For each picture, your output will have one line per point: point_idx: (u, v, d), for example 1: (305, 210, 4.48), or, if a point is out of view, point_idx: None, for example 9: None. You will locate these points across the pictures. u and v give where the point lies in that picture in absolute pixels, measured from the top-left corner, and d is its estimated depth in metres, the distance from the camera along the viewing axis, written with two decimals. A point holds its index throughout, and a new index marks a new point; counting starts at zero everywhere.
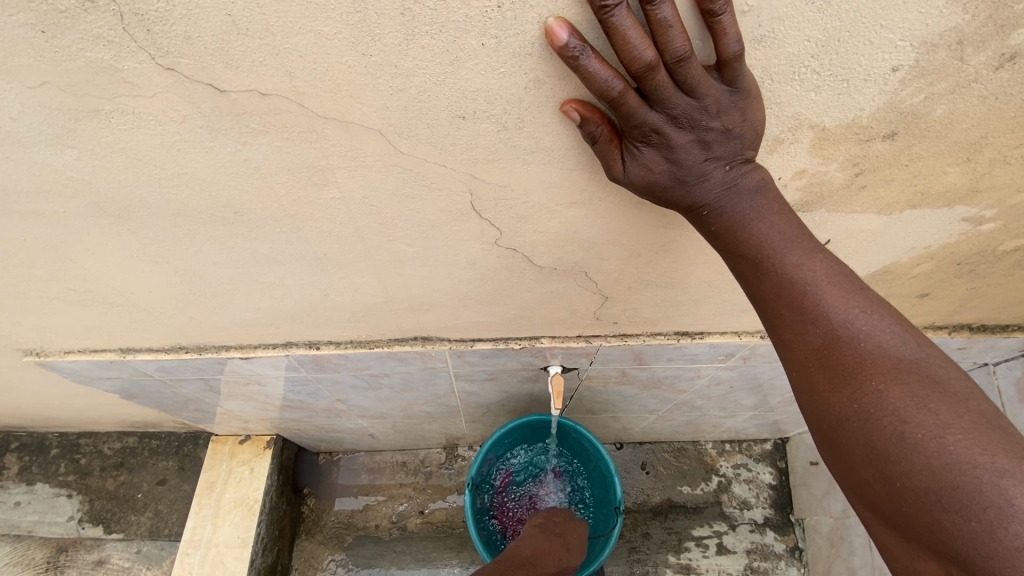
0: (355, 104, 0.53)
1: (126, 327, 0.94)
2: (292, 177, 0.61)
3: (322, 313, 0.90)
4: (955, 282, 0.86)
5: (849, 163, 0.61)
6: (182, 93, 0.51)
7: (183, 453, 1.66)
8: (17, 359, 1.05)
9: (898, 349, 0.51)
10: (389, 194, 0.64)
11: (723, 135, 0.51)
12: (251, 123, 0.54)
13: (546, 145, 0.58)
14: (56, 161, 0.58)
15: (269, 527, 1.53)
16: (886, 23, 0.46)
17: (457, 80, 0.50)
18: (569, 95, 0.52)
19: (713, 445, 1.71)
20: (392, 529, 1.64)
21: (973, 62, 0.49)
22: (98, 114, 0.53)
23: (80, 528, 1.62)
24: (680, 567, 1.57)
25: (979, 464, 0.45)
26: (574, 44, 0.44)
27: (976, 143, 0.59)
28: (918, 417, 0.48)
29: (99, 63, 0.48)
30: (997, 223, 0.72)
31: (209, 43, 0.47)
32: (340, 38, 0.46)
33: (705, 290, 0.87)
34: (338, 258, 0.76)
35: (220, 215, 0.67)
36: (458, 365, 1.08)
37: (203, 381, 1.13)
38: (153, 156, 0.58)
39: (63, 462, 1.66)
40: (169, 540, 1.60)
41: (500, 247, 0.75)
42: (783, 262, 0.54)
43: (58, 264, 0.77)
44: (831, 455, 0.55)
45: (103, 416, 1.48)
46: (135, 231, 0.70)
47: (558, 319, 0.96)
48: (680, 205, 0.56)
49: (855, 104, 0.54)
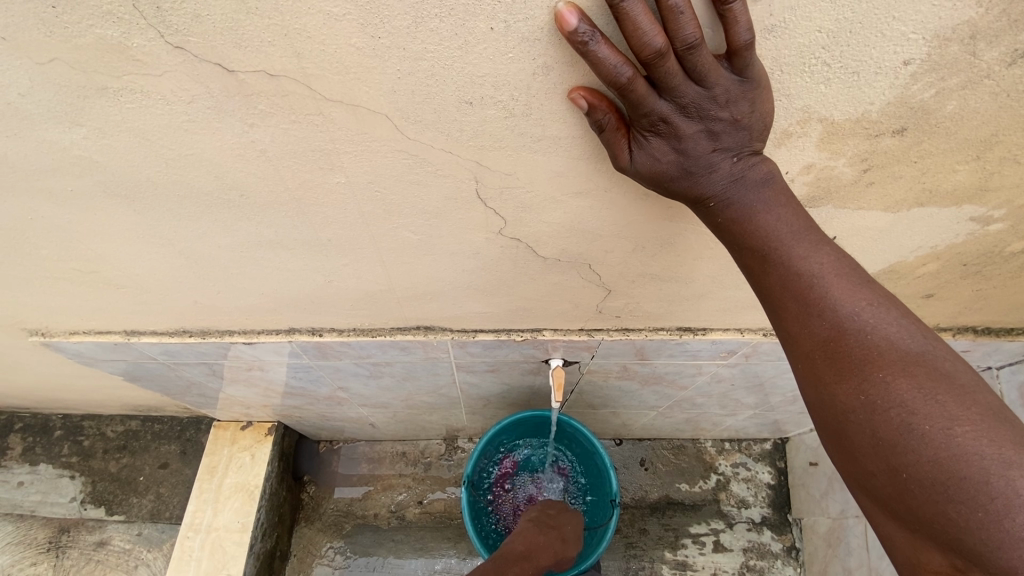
0: (363, 87, 0.53)
1: (131, 309, 0.95)
2: (299, 161, 0.61)
3: (326, 299, 0.91)
4: (961, 283, 0.86)
5: (857, 158, 0.61)
6: (190, 72, 0.51)
7: (186, 437, 1.67)
8: (21, 339, 1.06)
9: (904, 342, 0.51)
10: (394, 179, 0.64)
11: (731, 126, 0.50)
12: (259, 106, 0.55)
13: (552, 133, 0.58)
14: (64, 139, 0.59)
15: (269, 512, 1.54)
16: (898, 15, 0.46)
17: (465, 66, 0.50)
18: (577, 83, 0.51)
19: (713, 443, 1.71)
20: (391, 518, 1.65)
21: (985, 58, 0.49)
22: (106, 92, 0.53)
23: (82, 509, 1.63)
24: (676, 564, 1.57)
25: (986, 456, 0.45)
26: (584, 29, 0.44)
27: (986, 140, 0.58)
28: (925, 408, 0.48)
29: (108, 39, 0.48)
30: (1005, 223, 0.71)
31: (219, 23, 0.47)
32: (349, 21, 0.46)
33: (709, 285, 0.87)
34: (342, 244, 0.76)
35: (226, 198, 0.67)
36: (458, 356, 1.08)
37: (205, 365, 1.13)
38: (161, 136, 0.58)
39: (66, 444, 1.68)
40: (169, 523, 1.61)
41: (504, 236, 0.75)
42: (791, 254, 0.53)
43: (67, 246, 0.78)
44: (835, 447, 0.55)
45: (107, 399, 1.49)
46: (141, 212, 0.70)
47: (561, 312, 0.96)
48: (687, 196, 0.56)
49: (865, 99, 0.53)
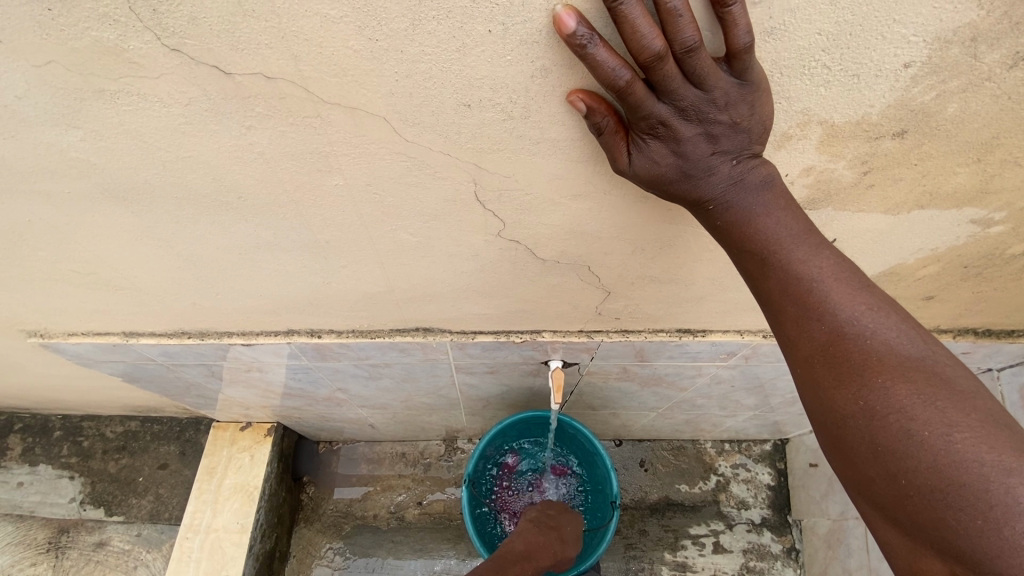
0: (361, 90, 0.52)
1: (130, 310, 0.94)
2: (297, 164, 0.61)
3: (325, 301, 0.91)
4: (962, 285, 0.85)
5: (858, 160, 0.60)
6: (187, 75, 0.51)
7: (185, 438, 1.67)
8: (20, 341, 1.05)
9: (904, 347, 0.51)
10: (393, 181, 0.64)
11: (730, 129, 0.50)
12: (256, 108, 0.54)
13: (551, 136, 0.57)
14: (61, 141, 0.58)
15: (269, 513, 1.54)
16: (899, 17, 0.46)
17: (463, 68, 0.50)
18: (575, 85, 0.51)
19: (713, 444, 1.70)
20: (390, 519, 1.65)
21: (986, 60, 0.49)
22: (103, 94, 0.53)
23: (81, 509, 1.63)
24: (676, 565, 1.57)
25: (986, 462, 0.44)
26: (583, 32, 0.44)
27: (987, 142, 0.58)
28: (925, 414, 0.47)
29: (105, 42, 0.47)
30: (1007, 225, 0.71)
31: (215, 25, 0.47)
32: (347, 23, 0.46)
33: (709, 287, 0.87)
34: (340, 246, 0.76)
35: (224, 200, 0.67)
36: (458, 357, 1.08)
37: (204, 367, 1.13)
38: (158, 139, 0.58)
39: (66, 444, 1.68)
40: (168, 524, 1.61)
41: (503, 238, 0.75)
42: (791, 258, 0.53)
43: (65, 248, 0.77)
44: (833, 452, 0.54)
45: (106, 400, 1.49)
46: (139, 214, 0.70)
47: (560, 313, 0.96)
48: (686, 199, 0.56)
49: (865, 101, 0.53)
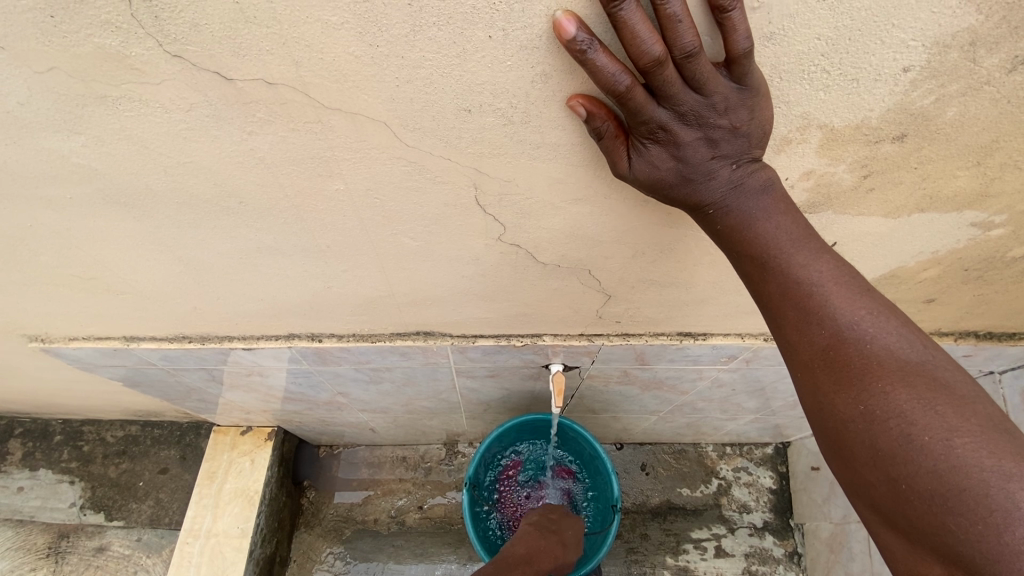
0: (362, 96, 0.53)
1: (131, 314, 0.94)
2: (299, 168, 0.61)
3: (325, 306, 0.91)
4: (963, 287, 0.85)
5: (858, 164, 0.60)
6: (188, 81, 0.51)
7: (185, 442, 1.67)
8: (21, 345, 1.05)
9: (904, 352, 0.51)
10: (393, 187, 0.64)
11: (730, 134, 0.50)
12: (258, 113, 0.54)
13: (551, 141, 0.58)
14: (63, 147, 0.59)
15: (269, 517, 1.54)
16: (897, 22, 0.46)
17: (463, 73, 0.50)
18: (575, 90, 0.51)
19: (714, 447, 1.70)
20: (391, 523, 1.65)
21: (985, 64, 0.49)
22: (104, 100, 0.53)
23: (81, 514, 1.63)
24: (678, 569, 1.56)
25: (986, 467, 0.44)
26: (582, 38, 0.44)
27: (986, 146, 0.58)
28: (925, 419, 0.47)
29: (108, 48, 0.48)
30: (1007, 228, 0.71)
31: (217, 31, 0.47)
32: (347, 29, 0.46)
33: (710, 290, 0.86)
34: (340, 250, 0.76)
35: (225, 206, 0.67)
36: (458, 361, 1.08)
37: (205, 371, 1.13)
38: (160, 144, 0.58)
39: (66, 449, 1.67)
40: (168, 529, 1.61)
41: (504, 243, 0.75)
42: (790, 262, 0.53)
43: (65, 252, 0.78)
44: (833, 456, 0.54)
45: (107, 404, 1.49)
46: (140, 219, 0.70)
47: (561, 317, 0.96)
48: (685, 204, 0.56)
49: (865, 105, 0.53)
